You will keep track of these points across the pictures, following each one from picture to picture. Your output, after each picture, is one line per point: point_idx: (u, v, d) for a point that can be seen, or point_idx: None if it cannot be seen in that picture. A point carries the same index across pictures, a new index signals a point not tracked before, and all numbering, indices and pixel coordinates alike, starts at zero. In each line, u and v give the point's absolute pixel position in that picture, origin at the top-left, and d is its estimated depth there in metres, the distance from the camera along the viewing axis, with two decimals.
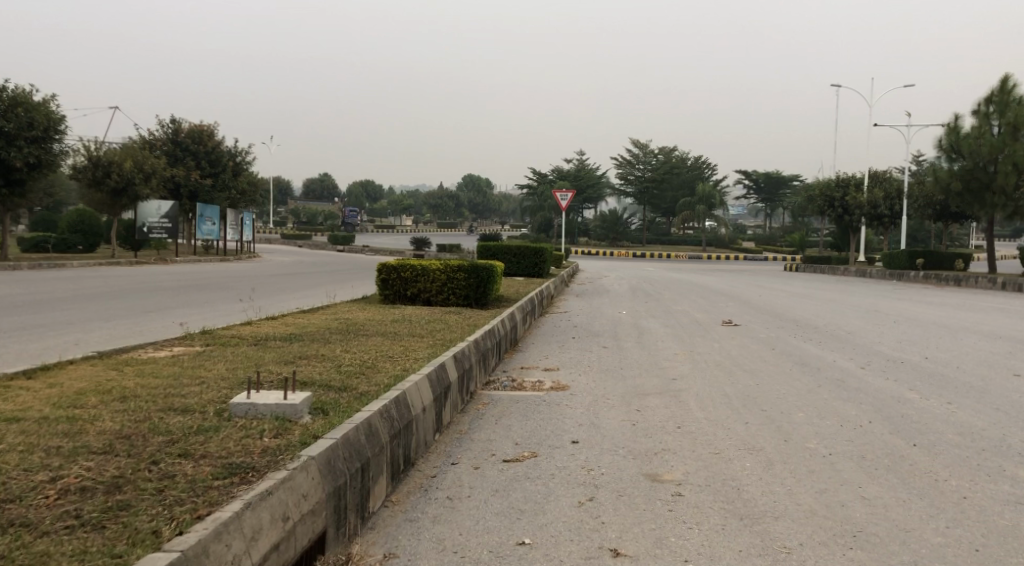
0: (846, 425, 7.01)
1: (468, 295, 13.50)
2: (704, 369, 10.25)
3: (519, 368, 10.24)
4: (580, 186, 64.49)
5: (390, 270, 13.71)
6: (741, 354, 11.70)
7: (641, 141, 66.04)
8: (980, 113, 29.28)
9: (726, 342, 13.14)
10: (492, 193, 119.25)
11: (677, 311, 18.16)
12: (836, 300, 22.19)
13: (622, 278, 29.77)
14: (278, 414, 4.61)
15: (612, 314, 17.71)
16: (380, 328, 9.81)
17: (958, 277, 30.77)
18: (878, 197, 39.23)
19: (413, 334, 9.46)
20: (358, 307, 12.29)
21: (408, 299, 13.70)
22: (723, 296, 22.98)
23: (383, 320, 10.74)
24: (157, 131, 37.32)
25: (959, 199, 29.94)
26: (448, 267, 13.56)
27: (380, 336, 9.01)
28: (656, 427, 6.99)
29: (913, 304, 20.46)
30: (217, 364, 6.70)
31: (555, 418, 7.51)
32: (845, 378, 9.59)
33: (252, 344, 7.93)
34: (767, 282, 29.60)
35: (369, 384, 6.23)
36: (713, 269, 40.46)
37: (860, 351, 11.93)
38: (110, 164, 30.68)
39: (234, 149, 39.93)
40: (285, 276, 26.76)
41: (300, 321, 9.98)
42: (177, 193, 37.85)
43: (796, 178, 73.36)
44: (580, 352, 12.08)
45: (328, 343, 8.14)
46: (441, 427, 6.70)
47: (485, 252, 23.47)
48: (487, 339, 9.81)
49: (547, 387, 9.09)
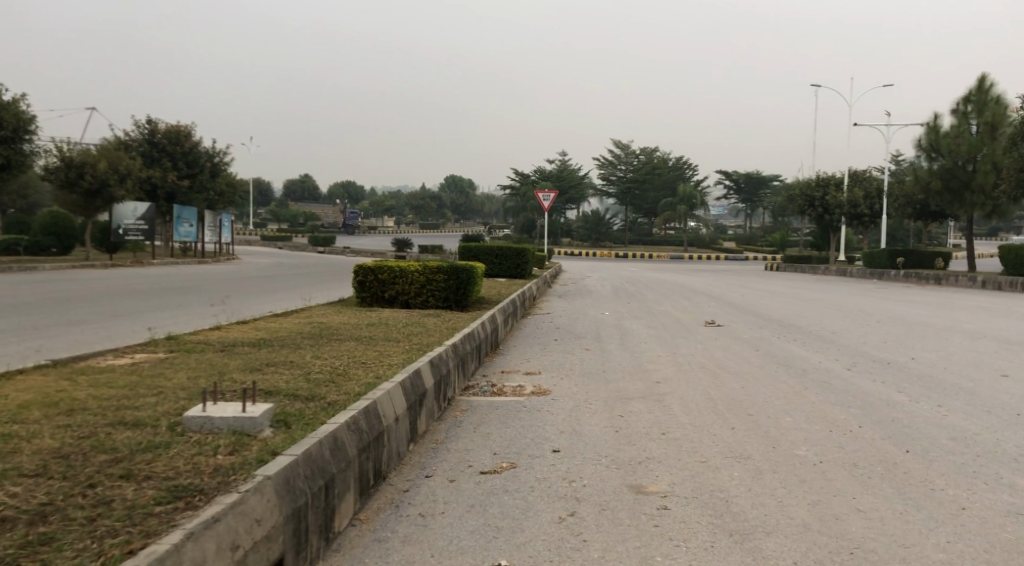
0: (836, 430, 6.76)
1: (448, 297, 13.18)
2: (688, 372, 9.98)
3: (499, 372, 9.94)
4: (562, 186, 64.26)
5: (367, 272, 13.37)
6: (726, 355, 11.46)
7: (623, 142, 66.25)
8: (959, 112, 29.11)
9: (710, 343, 12.90)
10: (474, 194, 118.81)
11: (660, 312, 17.91)
12: (819, 299, 22.03)
13: (604, 278, 29.53)
14: (234, 429, 4.32)
15: (594, 315, 17.45)
16: (356, 332, 9.49)
17: (939, 276, 30.73)
18: (859, 196, 39.22)
19: (390, 338, 9.14)
20: (334, 311, 11.95)
21: (385, 301, 13.37)
22: (706, 296, 22.78)
23: (358, 324, 10.42)
24: (132, 131, 36.73)
25: (939, 198, 29.87)
26: (427, 269, 13.24)
27: (355, 341, 8.69)
28: (640, 434, 6.71)
29: (897, 303, 20.32)
30: (178, 373, 6.37)
31: (536, 425, 7.23)
32: (833, 379, 9.34)
33: (218, 350, 7.60)
34: (749, 282, 29.44)
35: (338, 393, 5.92)
36: (695, 269, 40.35)
37: (845, 352, 11.71)
38: (83, 165, 30.11)
39: (212, 150, 39.40)
40: (262, 278, 26.35)
41: (272, 325, 9.64)
42: (153, 194, 37.26)
43: (776, 178, 73.42)
44: (562, 354, 11.79)
45: (298, 349, 7.81)
46: (415, 436, 6.40)
47: (466, 253, 23.15)
48: (465, 342, 9.50)
49: (527, 392, 8.79)
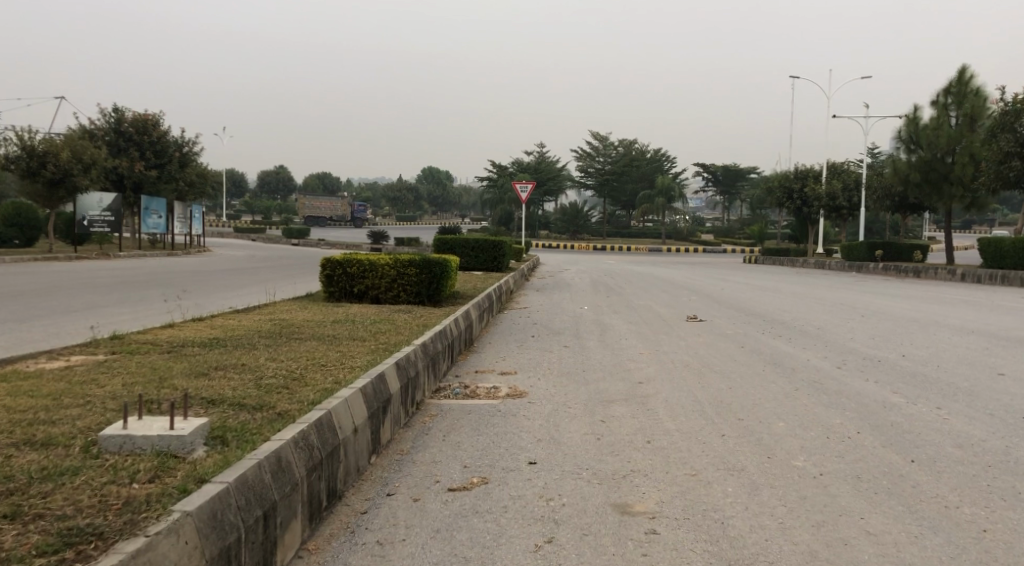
0: (833, 437, 6.25)
1: (420, 292, 12.59)
2: (671, 372, 9.45)
3: (473, 372, 9.38)
4: (539, 178, 63.72)
5: (335, 266, 12.76)
6: (711, 353, 10.97)
7: (601, 133, 65.60)
8: (938, 104, 28.79)
9: (693, 340, 12.42)
10: (451, 186, 117.82)
11: (639, 307, 17.40)
12: (800, 292, 21.60)
13: (582, 271, 29.03)
14: (158, 449, 3.75)
15: (573, 310, 16.92)
16: (320, 330, 8.91)
17: (918, 268, 30.46)
18: (838, 189, 38.95)
19: (356, 336, 8.55)
20: (299, 307, 11.35)
21: (354, 296, 12.76)
22: (685, 289, 22.33)
23: (322, 321, 9.82)
24: (98, 120, 35.77)
25: (917, 190, 29.58)
26: (398, 262, 12.65)
27: (318, 340, 8.11)
28: (624, 443, 6.18)
29: (879, 296, 19.95)
30: (113, 379, 5.77)
31: (512, 432, 6.68)
32: (823, 380, 8.85)
33: (164, 352, 7.00)
34: (728, 275, 29.04)
35: (290, 401, 5.34)
36: (673, 261, 39.93)
37: (833, 349, 11.25)
38: (46, 154, 29.21)
39: (181, 140, 38.51)
40: (231, 272, 25.59)
41: (230, 324, 9.04)
42: (120, 185, 36.33)
43: (754, 170, 73.19)
44: (539, 352, 11.25)
45: (253, 350, 7.22)
46: (378, 447, 5.82)
47: (442, 245, 22.55)
48: (437, 341, 8.92)
49: (502, 394, 8.23)
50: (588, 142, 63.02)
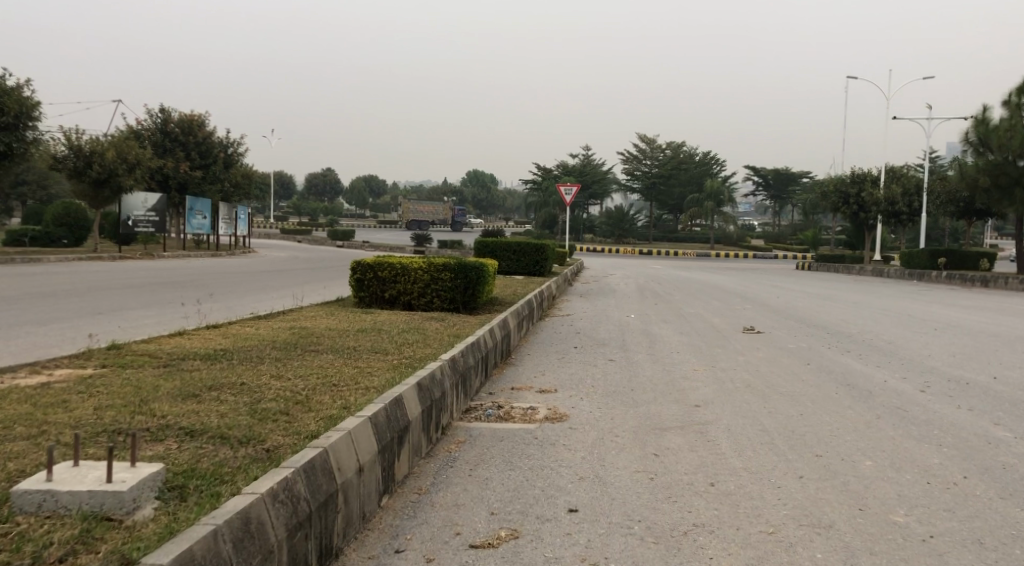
0: (935, 484, 5.29)
1: (455, 298, 11.75)
2: (732, 393, 8.49)
3: (508, 389, 8.50)
4: (584, 181, 62.69)
5: (365, 269, 11.98)
6: (774, 371, 9.96)
7: (648, 136, 64.08)
8: (1010, 104, 27.21)
9: (752, 354, 11.41)
10: (497, 189, 117.33)
11: (690, 316, 16.40)
12: (861, 302, 20.38)
13: (629, 277, 28.00)
14: (87, 511, 2.99)
15: (620, 318, 15.96)
16: (340, 341, 8.02)
17: (986, 278, 28.86)
18: (898, 193, 37.30)
19: (378, 349, 7.65)
20: (325, 313, 10.55)
21: (386, 302, 11.96)
22: (737, 297, 21.18)
23: (345, 330, 8.99)
24: (144, 120, 35.59)
25: (986, 195, 28.00)
26: (432, 266, 11.83)
27: (335, 354, 7.22)
28: (683, 485, 5.27)
29: (948, 307, 18.66)
30: (86, 400, 4.90)
31: (550, 466, 5.75)
32: (908, 407, 7.83)
33: (159, 365, 6.15)
34: (783, 282, 27.78)
35: (284, 434, 4.42)
36: (723, 268, 38.64)
37: (910, 368, 10.18)
38: (92, 153, 29.00)
39: (226, 140, 38.19)
40: (270, 274, 24.99)
41: (243, 333, 8.21)
42: (166, 185, 36.12)
43: (806, 174, 71.32)
44: (583, 365, 10.35)
45: (259, 365, 6.35)
46: (392, 485, 4.94)
47: (483, 249, 21.72)
48: (468, 355, 8.02)
49: (540, 417, 7.31)
50: (636, 144, 61.68)
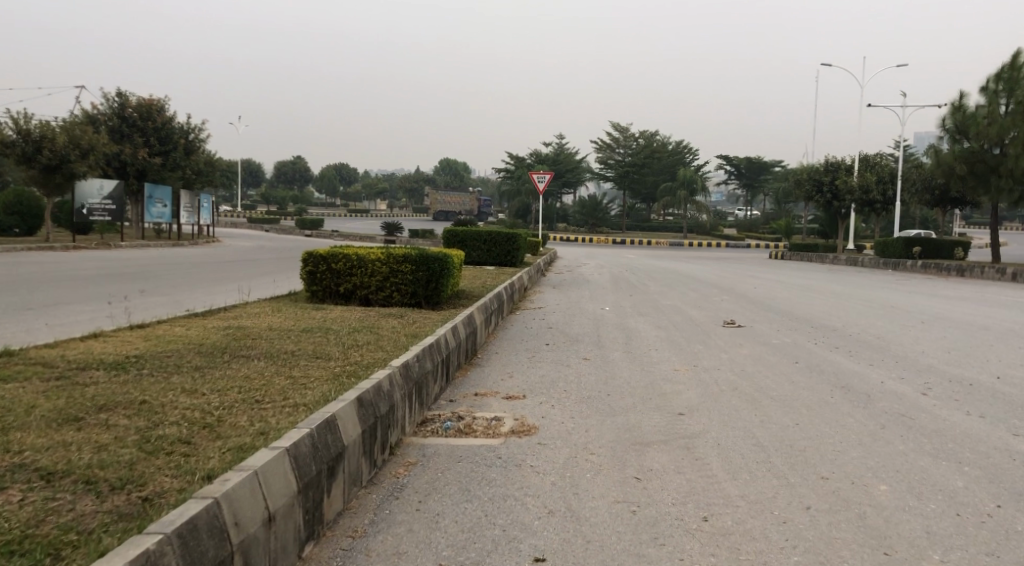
0: (966, 515, 4.49)
1: (416, 292, 10.83)
2: (720, 398, 7.67)
3: (471, 397, 7.60)
4: (557, 170, 61.75)
5: (318, 261, 11.01)
6: (761, 371, 9.15)
7: (621, 124, 63.03)
8: (988, 91, 26.60)
9: (733, 351, 10.61)
10: (470, 178, 116.11)
11: (667, 308, 15.59)
12: (841, 293, 19.71)
13: (602, 266, 27.19)
14: None
15: (593, 311, 15.11)
16: (278, 345, 7.04)
17: (962, 268, 28.33)
18: (872, 181, 36.72)
19: (319, 353, 6.69)
20: (270, 310, 9.60)
21: (341, 297, 11.01)
22: (714, 288, 20.38)
23: (288, 330, 8.03)
24: (100, 104, 34.10)
25: (962, 183, 27.42)
26: (391, 258, 10.90)
27: (267, 360, 6.25)
28: (670, 521, 4.43)
29: (930, 299, 17.98)
30: None
31: (513, 495, 4.87)
32: (914, 413, 7.04)
33: (51, 377, 5.16)
34: (757, 272, 27.13)
35: (173, 476, 3.47)
36: (697, 258, 37.94)
37: (906, 367, 9.40)
38: (42, 138, 27.56)
39: (187, 126, 36.75)
40: (228, 264, 23.81)
41: (169, 336, 7.21)
42: (123, 172, 34.62)
43: (779, 162, 70.78)
44: (554, 365, 9.48)
45: (173, 378, 5.37)
46: (318, 531, 4.03)
47: (452, 238, 20.79)
48: (425, 358, 7.10)
49: (506, 430, 6.42)
50: (608, 132, 60.64)
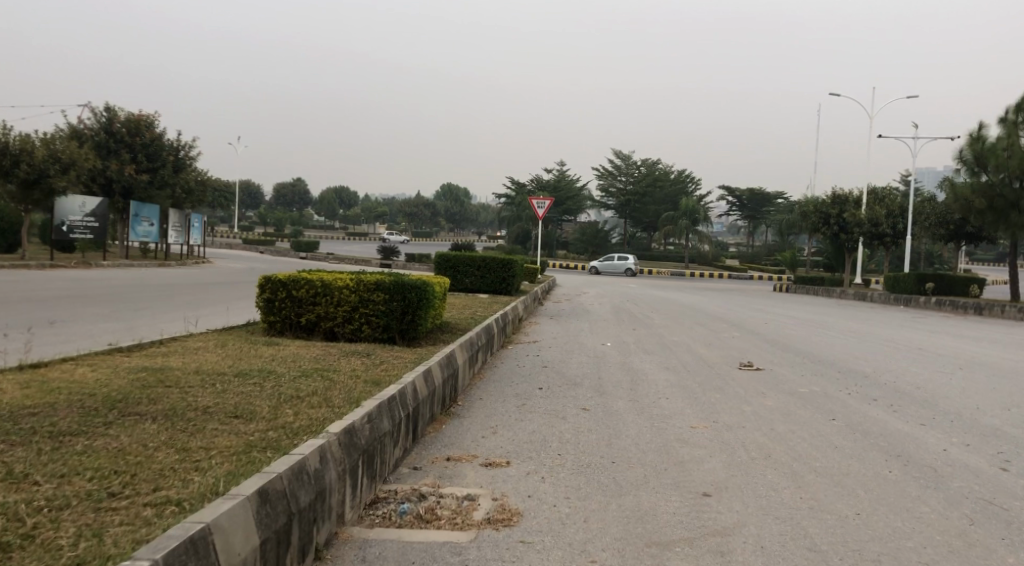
0: None
1: (389, 325, 9.36)
2: (754, 471, 6.17)
3: (443, 463, 6.07)
4: (557, 197, 60.70)
5: (277, 287, 9.49)
6: (795, 431, 7.64)
7: (623, 152, 61.82)
8: (1008, 121, 25.08)
9: (756, 403, 9.10)
10: (469, 204, 114.98)
11: (676, 346, 14.09)
12: (859, 331, 18.17)
13: (602, 296, 25.72)
14: None
15: (594, 347, 13.58)
16: (193, 396, 5.45)
17: (981, 306, 26.74)
18: (882, 214, 35.22)
19: (239, 412, 5.12)
20: (213, 346, 8.11)
21: (302, 330, 9.51)
22: (721, 322, 18.85)
23: (217, 374, 6.47)
24: (85, 118, 32.33)
25: (980, 218, 25.86)
26: (362, 285, 9.38)
27: (164, 421, 4.70)
28: None
29: (957, 340, 16.44)
30: None
31: None
32: (1004, 499, 5.53)
33: None
34: (764, 305, 25.61)
35: None
36: (700, 288, 36.44)
37: (967, 429, 7.91)
38: (19, 152, 25.74)
39: (177, 143, 34.96)
40: (206, 285, 22.23)
41: (57, 382, 5.62)
42: (108, 189, 33.02)
43: (783, 195, 69.32)
44: (546, 416, 7.98)
45: (9, 453, 3.81)
46: None
47: (442, 264, 19.29)
48: (379, 416, 5.52)
49: (478, 520, 4.89)
50: (610, 159, 59.61)
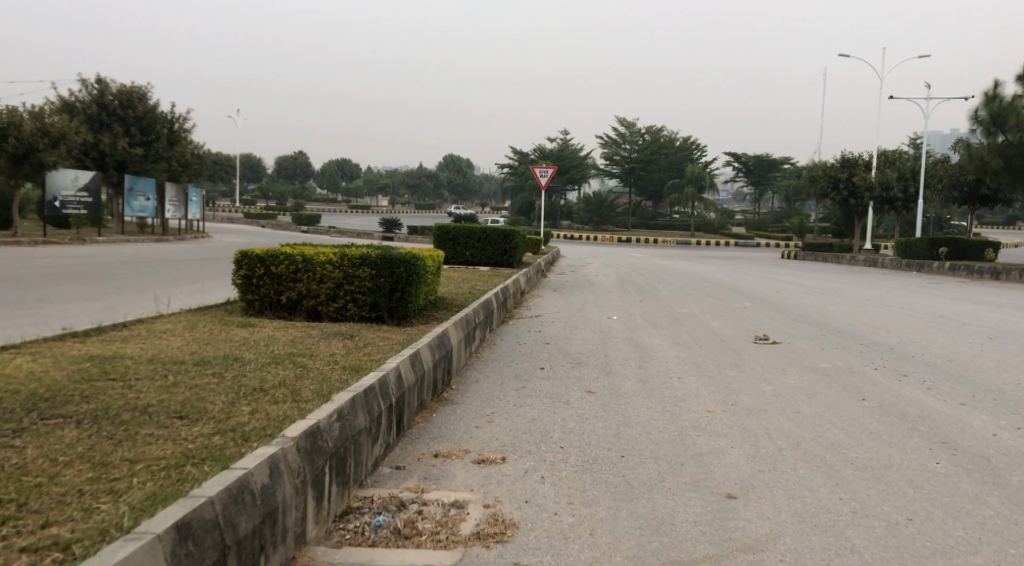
0: None
1: (377, 303, 8.61)
2: (783, 465, 5.43)
3: (430, 462, 5.33)
4: (561, 166, 59.56)
5: (254, 263, 8.73)
6: (823, 415, 6.89)
7: (627, 119, 60.48)
8: None
9: (777, 381, 8.35)
10: (472, 175, 113.74)
11: (686, 319, 13.33)
12: (876, 299, 17.37)
13: (608, 266, 24.90)
14: None
15: (600, 321, 12.82)
16: (136, 392, 4.71)
17: (998, 271, 25.82)
18: (893, 178, 34.17)
19: (184, 411, 4.37)
20: (182, 329, 7.37)
21: (283, 309, 8.76)
22: (732, 292, 18.07)
23: (173, 363, 5.70)
24: (76, 90, 31.39)
25: (999, 179, 24.87)
26: (346, 260, 8.60)
27: (89, 425, 3.96)
28: None
29: (979, 307, 15.64)
30: None
31: None
32: None
33: None
34: (774, 273, 24.75)
35: None
36: (708, 256, 35.53)
37: (1012, 409, 7.16)
38: (6, 125, 24.70)
39: (171, 115, 34.01)
40: (199, 261, 21.42)
41: None
42: (102, 163, 32.07)
43: (789, 160, 68.11)
44: (548, 401, 7.22)
45: None
46: None
47: (441, 237, 18.48)
48: (353, 413, 4.76)
49: (467, 537, 4.15)
50: (615, 127, 58.26)
